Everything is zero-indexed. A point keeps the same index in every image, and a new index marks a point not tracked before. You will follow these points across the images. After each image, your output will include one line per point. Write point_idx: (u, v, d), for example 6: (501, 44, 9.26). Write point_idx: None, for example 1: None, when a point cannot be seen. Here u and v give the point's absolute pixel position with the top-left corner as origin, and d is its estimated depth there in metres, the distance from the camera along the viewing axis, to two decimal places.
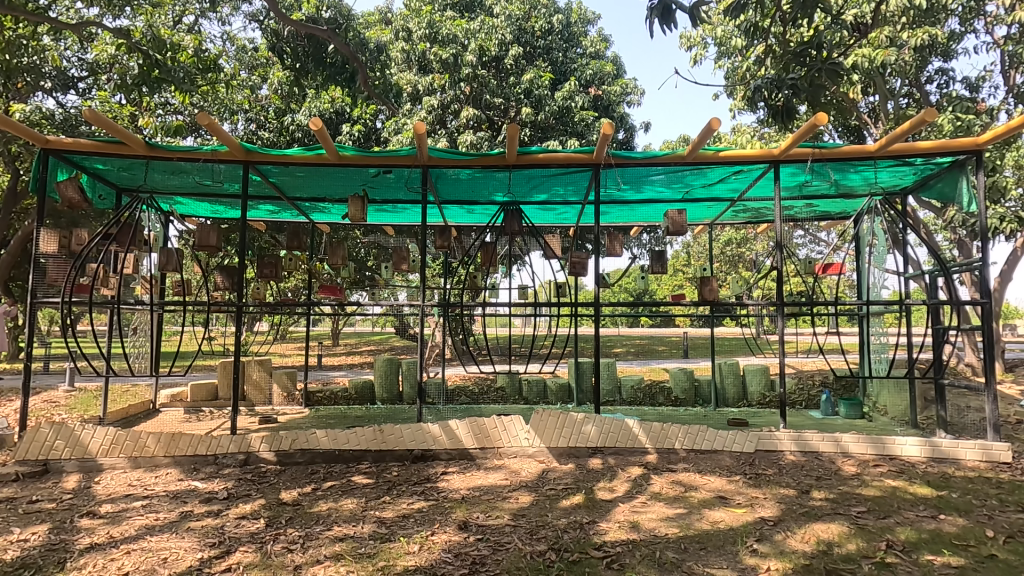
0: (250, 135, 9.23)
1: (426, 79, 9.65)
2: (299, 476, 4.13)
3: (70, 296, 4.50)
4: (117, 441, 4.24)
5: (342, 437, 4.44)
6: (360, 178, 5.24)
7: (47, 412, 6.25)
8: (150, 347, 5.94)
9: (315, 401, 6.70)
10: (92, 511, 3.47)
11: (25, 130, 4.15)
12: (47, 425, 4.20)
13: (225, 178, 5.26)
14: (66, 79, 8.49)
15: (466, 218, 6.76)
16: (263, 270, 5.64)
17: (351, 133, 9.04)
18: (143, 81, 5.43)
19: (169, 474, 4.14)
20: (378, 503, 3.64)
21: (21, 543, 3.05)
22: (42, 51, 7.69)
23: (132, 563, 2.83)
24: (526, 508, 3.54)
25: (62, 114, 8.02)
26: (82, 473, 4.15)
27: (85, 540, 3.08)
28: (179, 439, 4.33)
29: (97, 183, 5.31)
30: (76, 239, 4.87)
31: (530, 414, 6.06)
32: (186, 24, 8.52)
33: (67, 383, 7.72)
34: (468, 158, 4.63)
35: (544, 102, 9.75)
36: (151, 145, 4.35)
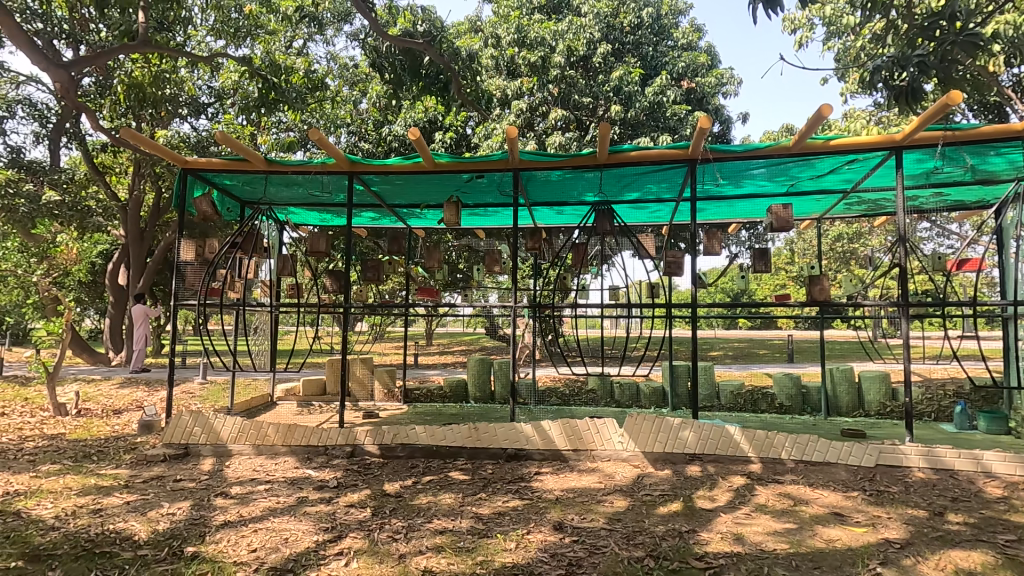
0: (352, 148, 9.85)
1: (515, 83, 9.82)
2: (400, 469, 4.35)
3: (206, 299, 5.05)
4: (243, 430, 4.70)
5: (439, 434, 4.63)
6: (453, 184, 5.42)
7: (185, 401, 7.05)
8: (268, 346, 6.46)
9: (413, 398, 7.01)
10: (225, 492, 3.87)
11: (167, 152, 4.67)
12: (186, 413, 4.73)
13: (333, 189, 5.66)
14: (198, 106, 9.53)
15: (557, 219, 6.80)
16: (366, 273, 5.99)
17: (444, 141, 9.40)
18: (262, 103, 5.91)
19: (287, 462, 4.51)
20: (475, 499, 3.74)
21: (170, 516, 3.46)
22: (181, 83, 8.68)
23: (259, 541, 3.12)
24: (622, 513, 3.48)
25: (195, 137, 9.01)
26: (215, 458, 4.61)
27: (220, 517, 3.44)
28: (295, 430, 4.71)
29: (225, 198, 5.89)
30: (209, 248, 5.45)
31: (624, 417, 5.96)
32: (296, 48, 9.23)
33: (201, 375, 8.63)
34: (559, 159, 4.60)
35: (633, 99, 9.55)
36: (270, 161, 4.76)
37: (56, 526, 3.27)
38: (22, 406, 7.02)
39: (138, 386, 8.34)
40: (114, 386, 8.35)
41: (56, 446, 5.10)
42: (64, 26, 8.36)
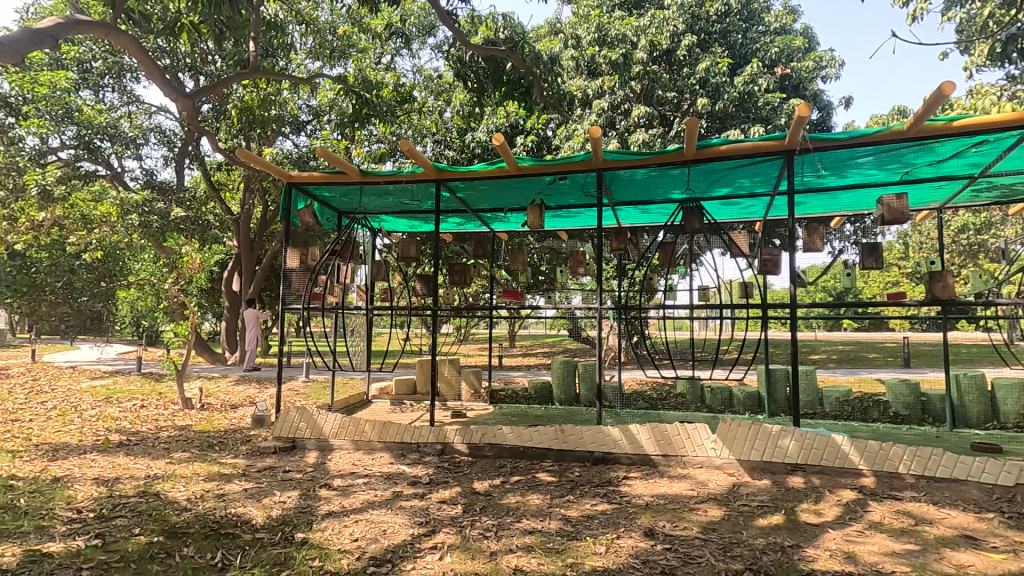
0: (438, 155, 10.22)
1: (596, 83, 9.72)
2: (489, 468, 4.44)
3: (309, 303, 5.43)
4: (343, 426, 5.01)
5: (526, 434, 4.67)
6: (536, 186, 5.46)
7: (291, 398, 7.63)
8: (364, 347, 6.83)
9: (499, 399, 7.13)
10: (328, 483, 4.14)
11: (274, 168, 5.07)
12: (293, 409, 5.11)
13: (421, 196, 5.89)
14: (299, 124, 10.28)
15: (642, 218, 6.65)
16: (453, 277, 6.17)
17: (526, 144, 9.51)
18: (355, 118, 6.24)
19: (383, 457, 4.75)
20: (563, 501, 3.74)
21: (281, 503, 3.76)
22: (285, 104, 9.43)
23: (360, 531, 3.30)
24: (717, 523, 3.33)
25: (297, 153, 9.73)
26: (319, 451, 4.93)
27: (325, 507, 3.69)
28: (390, 427, 4.95)
29: (324, 208, 6.31)
30: (311, 256, 5.86)
31: (717, 423, 5.70)
32: (385, 63, 9.71)
33: (304, 374, 9.30)
34: (644, 157, 4.50)
35: (722, 90, 9.15)
36: (364, 172, 5.04)
37: (188, 508, 3.65)
38: (158, 399, 7.90)
39: (251, 383, 9.14)
40: (231, 383, 9.20)
41: (185, 436, 5.71)
42: (188, 60, 9.33)
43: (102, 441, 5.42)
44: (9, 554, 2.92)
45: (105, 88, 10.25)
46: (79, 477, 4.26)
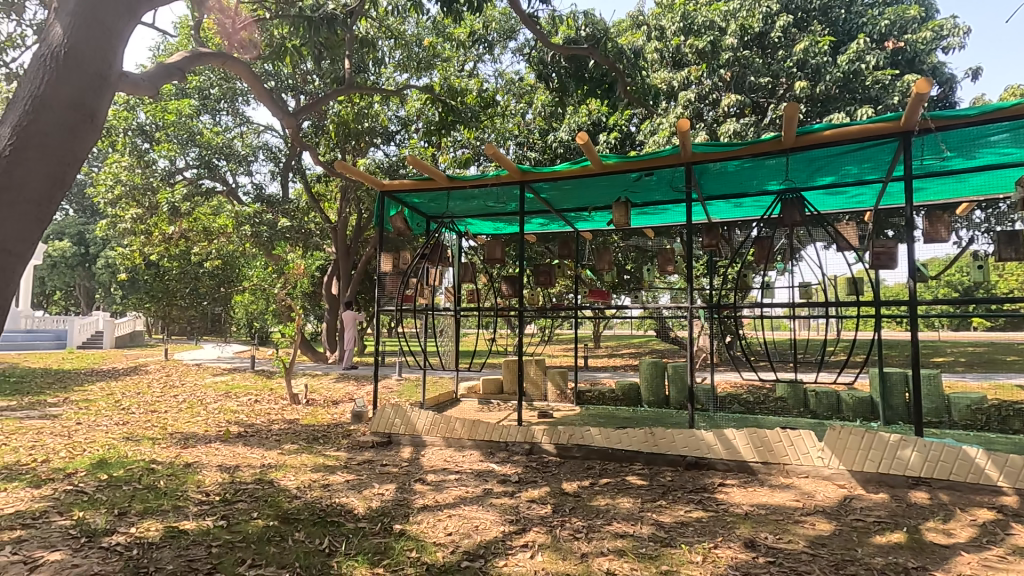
0: (520, 157, 10.33)
1: (681, 74, 9.35)
2: (577, 469, 4.41)
3: (402, 305, 5.69)
4: (434, 423, 5.19)
5: (615, 437, 4.60)
6: (621, 184, 5.35)
7: (386, 395, 8.02)
8: (452, 347, 7.04)
9: (585, 399, 7.08)
10: (422, 478, 4.30)
11: (369, 178, 5.35)
12: (389, 406, 5.37)
13: (506, 199, 5.97)
14: (389, 134, 10.80)
15: (734, 212, 6.33)
16: (538, 277, 6.21)
17: (609, 141, 9.38)
18: (441, 126, 6.42)
19: (473, 454, 4.87)
20: (655, 506, 3.63)
21: (380, 495, 3.96)
22: (377, 116, 9.96)
23: (453, 526, 3.40)
24: (827, 537, 3.09)
25: (388, 162, 10.22)
26: (413, 447, 5.15)
27: (420, 501, 3.84)
28: (479, 425, 5.06)
29: (414, 214, 6.57)
30: (402, 259, 6.12)
31: (823, 429, 5.30)
32: (468, 70, 9.97)
33: (397, 373, 9.76)
34: (737, 148, 4.27)
35: (822, 71, 8.52)
36: (451, 177, 5.19)
37: (298, 496, 3.95)
38: (269, 394, 8.62)
39: (349, 381, 9.72)
40: (332, 380, 9.84)
41: (294, 429, 6.18)
42: (290, 81, 10.09)
43: (224, 432, 6.00)
44: (153, 528, 3.31)
45: (221, 112, 11.36)
46: (206, 464, 4.74)
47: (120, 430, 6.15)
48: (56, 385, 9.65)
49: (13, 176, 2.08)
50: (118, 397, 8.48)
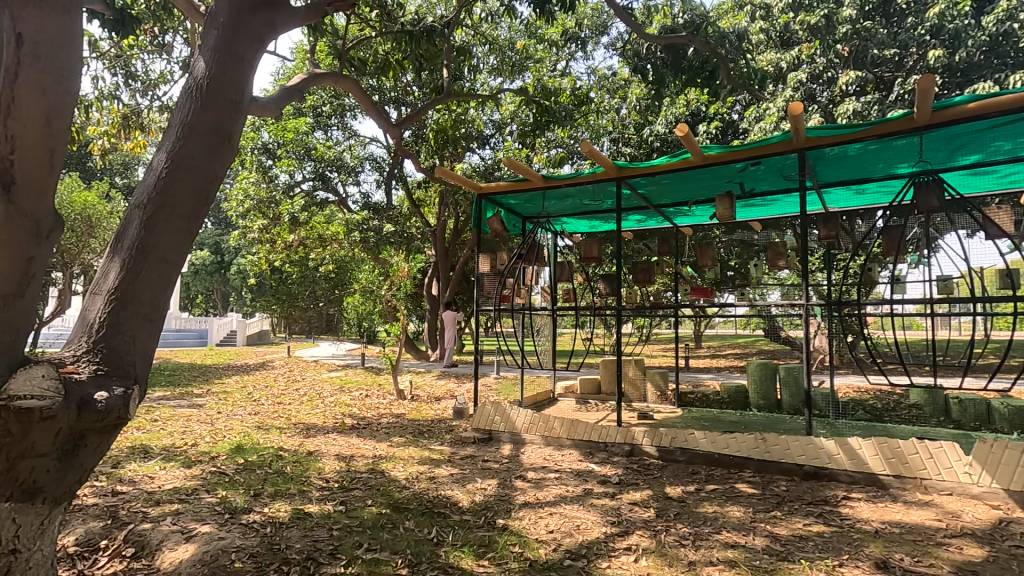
0: (615, 153, 10.15)
1: (791, 54, 8.75)
2: (681, 473, 4.26)
3: (499, 304, 5.82)
4: (533, 421, 5.24)
5: (722, 441, 4.38)
6: (725, 175, 5.08)
7: (485, 393, 8.23)
8: (549, 346, 7.07)
9: (688, 402, 6.80)
10: (523, 475, 4.36)
11: (467, 181, 5.51)
12: (489, 403, 5.50)
13: (602, 196, 5.89)
14: (484, 138, 11.09)
15: (855, 200, 5.78)
16: (637, 276, 6.06)
17: (710, 131, 8.96)
18: (536, 127, 6.47)
19: (572, 454, 4.86)
20: (768, 517, 3.41)
21: (482, 490, 4.08)
22: (473, 121, 10.25)
23: (555, 524, 3.42)
24: (979, 564, 2.72)
25: (484, 166, 10.46)
26: (513, 444, 5.23)
27: (521, 497, 3.89)
28: (577, 425, 5.04)
29: (510, 215, 6.68)
30: (499, 260, 6.24)
31: (969, 441, 4.69)
32: (561, 69, 9.97)
33: (495, 371, 9.98)
34: (858, 130, 3.90)
35: (962, 36, 7.53)
36: (547, 177, 5.21)
37: (407, 486, 4.16)
38: (378, 390, 9.19)
39: (450, 378, 10.09)
40: (435, 378, 10.28)
41: (401, 423, 6.53)
42: (392, 93, 10.64)
43: (340, 424, 6.47)
44: (282, 509, 3.64)
45: (333, 127, 12.09)
46: (326, 452, 5.15)
47: (253, 419, 6.85)
48: (201, 379, 10.95)
49: (168, 196, 2.39)
50: (251, 390, 9.44)
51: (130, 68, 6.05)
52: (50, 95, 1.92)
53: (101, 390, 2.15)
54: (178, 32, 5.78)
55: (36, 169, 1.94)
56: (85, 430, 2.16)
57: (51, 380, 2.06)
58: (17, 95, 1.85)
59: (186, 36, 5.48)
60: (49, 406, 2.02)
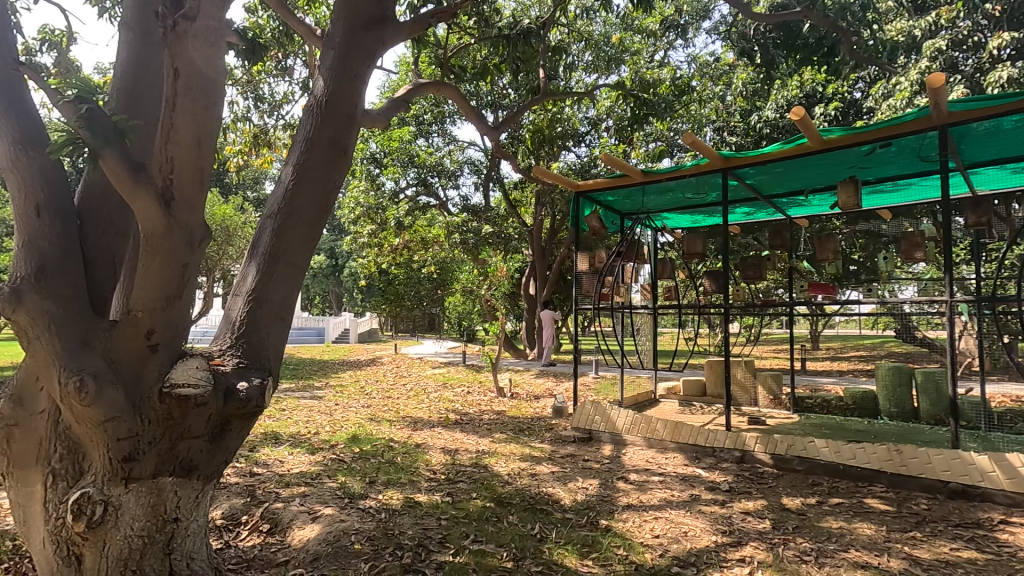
0: (719, 143, 9.65)
1: (926, 20, 7.80)
2: (800, 484, 3.96)
3: (598, 303, 5.76)
4: (635, 422, 5.12)
5: (847, 451, 4.02)
6: (848, 160, 4.65)
7: (584, 392, 8.18)
8: (651, 346, 6.87)
9: (805, 407, 6.31)
10: (625, 477, 4.28)
11: (564, 180, 5.49)
12: (589, 403, 5.45)
13: (706, 189, 5.62)
14: (580, 136, 11.02)
15: (1011, 181, 5.04)
16: (746, 272, 5.72)
17: (827, 113, 8.24)
18: (635, 121, 6.31)
19: (677, 457, 4.69)
20: (906, 537, 3.07)
21: (584, 489, 4.05)
22: (569, 120, 10.23)
23: (661, 529, 3.31)
24: None
25: (580, 164, 10.40)
26: (614, 444, 5.15)
27: (624, 499, 3.82)
28: (682, 428, 4.85)
29: (608, 212, 6.57)
30: (598, 259, 6.16)
31: None
32: (659, 59, 9.65)
33: (593, 371, 9.88)
34: (1016, 100, 3.40)
35: None
36: (646, 172, 5.07)
37: (509, 482, 4.24)
38: (479, 387, 9.46)
39: (549, 377, 10.15)
40: (533, 376, 10.39)
41: (501, 420, 6.67)
42: (489, 97, 10.90)
43: (444, 418, 6.75)
44: (394, 497, 3.87)
45: (434, 134, 12.62)
46: (432, 445, 5.39)
47: (366, 411, 7.34)
48: (320, 373, 11.92)
49: (295, 205, 2.62)
50: (363, 384, 10.12)
51: (259, 91, 6.72)
52: (200, 121, 2.14)
53: (243, 381, 2.41)
54: (298, 56, 6.32)
55: (191, 187, 2.20)
56: (229, 416, 2.42)
57: (203, 371, 2.34)
58: (175, 123, 2.11)
59: (305, 59, 5.98)
60: (201, 394, 2.29)
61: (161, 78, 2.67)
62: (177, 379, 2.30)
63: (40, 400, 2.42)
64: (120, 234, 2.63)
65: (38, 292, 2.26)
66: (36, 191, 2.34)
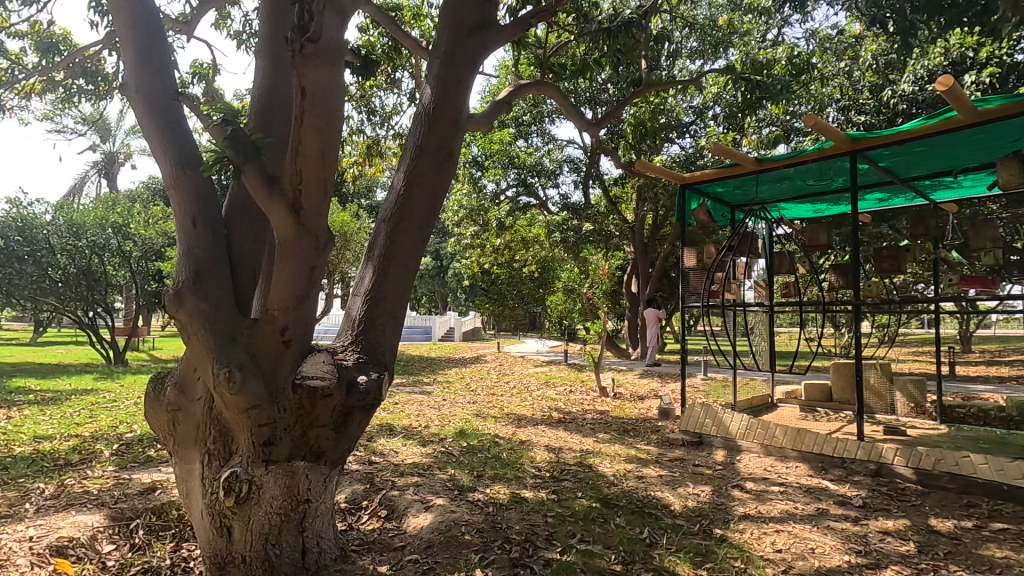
0: (844, 124, 8.79)
1: None
2: (950, 504, 3.53)
3: (707, 300, 5.46)
4: (751, 427, 4.80)
5: (1013, 470, 3.54)
6: (1010, 133, 4.01)
7: (692, 394, 7.82)
8: (768, 346, 6.41)
9: (955, 417, 5.56)
10: (740, 485, 4.02)
11: (669, 172, 5.27)
12: (699, 405, 5.20)
13: (832, 174, 5.12)
14: (684, 127, 10.56)
15: None
16: (881, 264, 5.14)
17: (980, 81, 7.19)
18: (747, 106, 5.89)
19: (800, 468, 4.33)
20: None
21: (695, 496, 3.87)
22: (673, 110, 9.83)
23: (783, 543, 3.08)
24: None
25: (684, 155, 9.95)
26: (726, 450, 4.86)
27: (740, 509, 3.60)
28: (805, 435, 4.47)
29: (717, 205, 6.21)
30: (706, 254, 5.85)
31: None
32: (773, 38, 8.97)
33: (702, 372, 9.42)
34: None
35: None
36: (761, 159, 4.72)
37: (616, 483, 4.17)
38: (581, 386, 9.40)
39: (653, 378, 9.82)
40: (637, 376, 10.12)
41: (605, 420, 6.56)
42: (587, 94, 10.79)
43: (548, 417, 6.77)
44: (501, 492, 3.95)
45: (533, 134, 12.71)
46: (537, 443, 5.43)
47: (472, 408, 7.56)
48: (428, 369, 12.50)
49: (406, 210, 2.77)
50: (469, 381, 10.45)
51: (371, 105, 7.17)
52: (324, 135, 2.32)
53: (362, 374, 2.59)
54: (405, 68, 6.65)
55: (317, 196, 2.40)
56: (351, 407, 2.62)
57: (329, 364, 2.55)
58: (303, 138, 2.30)
59: (412, 71, 6.29)
60: (328, 385, 2.50)
61: (289, 97, 2.93)
62: (307, 372, 2.52)
63: (197, 388, 2.75)
64: (259, 241, 2.92)
65: (195, 294, 2.58)
66: (192, 205, 2.67)
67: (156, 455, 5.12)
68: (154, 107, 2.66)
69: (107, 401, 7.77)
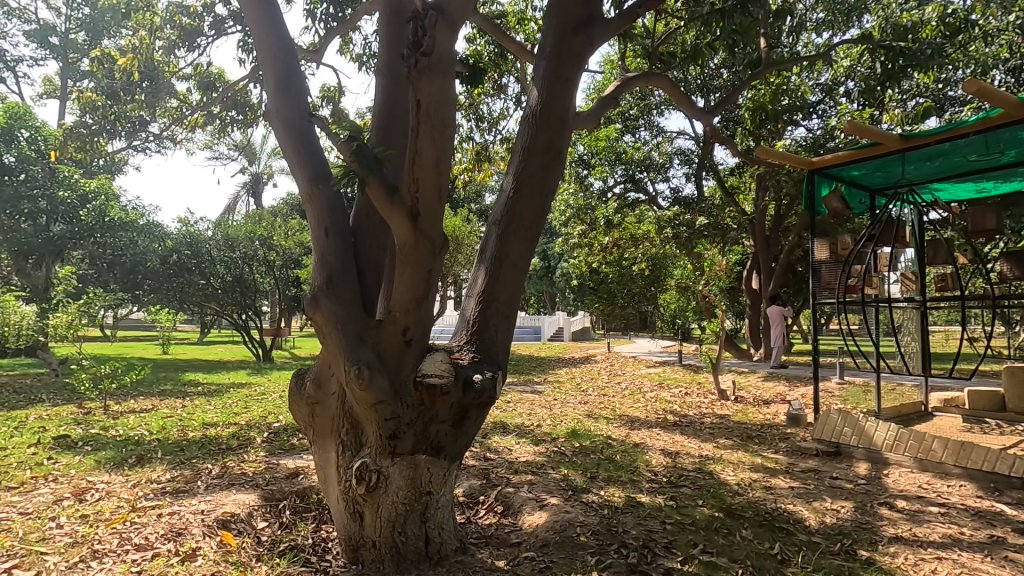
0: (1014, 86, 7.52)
1: None
2: None
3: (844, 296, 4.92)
4: (900, 437, 4.27)
5: None
6: None
7: (826, 400, 7.12)
8: (920, 348, 5.64)
9: None
10: (889, 502, 3.58)
11: (794, 158, 4.83)
12: (835, 412, 4.73)
13: (1002, 146, 4.39)
14: (810, 108, 9.68)
15: None
16: None
17: None
18: (888, 77, 5.22)
19: (964, 487, 3.77)
20: None
21: (834, 511, 3.51)
22: (797, 89, 9.04)
23: (946, 572, 2.70)
24: None
25: (811, 138, 9.12)
26: (870, 462, 4.36)
27: (890, 529, 3.20)
28: (972, 449, 3.89)
29: (854, 190, 5.58)
30: (840, 245, 5.18)
31: None
32: None
33: (838, 375, 8.54)
34: None
35: None
36: (908, 136, 4.17)
37: (740, 493, 3.90)
38: (698, 388, 8.93)
39: (780, 380, 9.09)
40: (761, 379, 9.42)
41: (726, 425, 6.18)
42: (698, 81, 10.28)
43: (663, 419, 6.52)
44: (616, 494, 3.88)
45: (640, 128, 12.34)
46: (652, 446, 5.25)
47: (583, 408, 7.51)
48: (539, 369, 12.63)
49: (516, 211, 2.81)
50: (580, 381, 10.40)
51: (479, 112, 7.39)
52: (438, 143, 2.43)
53: (477, 373, 2.67)
54: (511, 73, 6.78)
55: (433, 202, 2.52)
56: (468, 405, 2.72)
57: (446, 363, 2.67)
58: (419, 147, 2.42)
59: (518, 74, 6.39)
60: (446, 383, 2.62)
61: (405, 110, 3.10)
62: (427, 370, 2.66)
63: (332, 383, 3.01)
64: (381, 247, 3.13)
65: (329, 297, 2.82)
66: (325, 217, 2.93)
67: (298, 443, 5.69)
68: (292, 128, 2.95)
69: (257, 393, 8.77)
